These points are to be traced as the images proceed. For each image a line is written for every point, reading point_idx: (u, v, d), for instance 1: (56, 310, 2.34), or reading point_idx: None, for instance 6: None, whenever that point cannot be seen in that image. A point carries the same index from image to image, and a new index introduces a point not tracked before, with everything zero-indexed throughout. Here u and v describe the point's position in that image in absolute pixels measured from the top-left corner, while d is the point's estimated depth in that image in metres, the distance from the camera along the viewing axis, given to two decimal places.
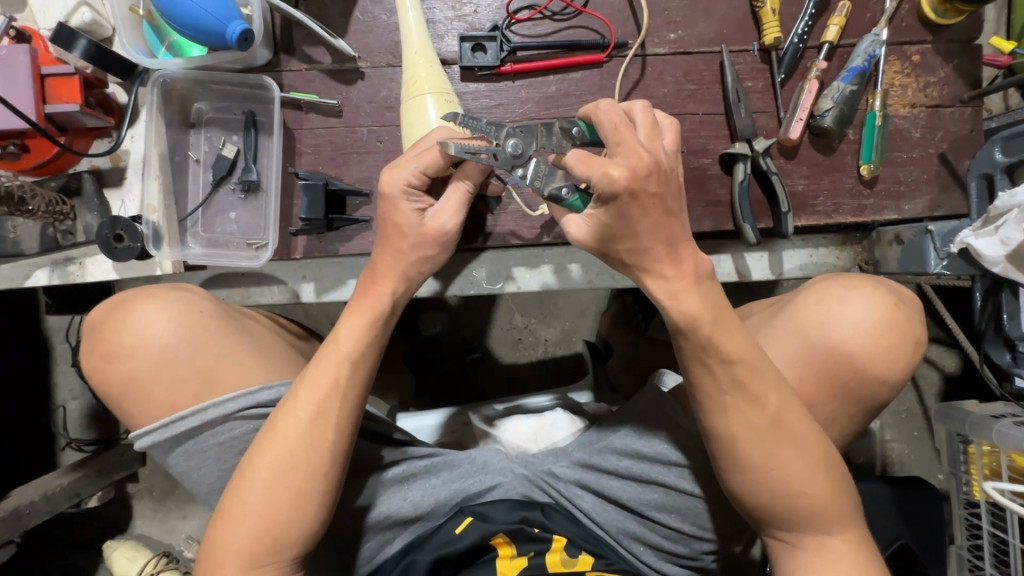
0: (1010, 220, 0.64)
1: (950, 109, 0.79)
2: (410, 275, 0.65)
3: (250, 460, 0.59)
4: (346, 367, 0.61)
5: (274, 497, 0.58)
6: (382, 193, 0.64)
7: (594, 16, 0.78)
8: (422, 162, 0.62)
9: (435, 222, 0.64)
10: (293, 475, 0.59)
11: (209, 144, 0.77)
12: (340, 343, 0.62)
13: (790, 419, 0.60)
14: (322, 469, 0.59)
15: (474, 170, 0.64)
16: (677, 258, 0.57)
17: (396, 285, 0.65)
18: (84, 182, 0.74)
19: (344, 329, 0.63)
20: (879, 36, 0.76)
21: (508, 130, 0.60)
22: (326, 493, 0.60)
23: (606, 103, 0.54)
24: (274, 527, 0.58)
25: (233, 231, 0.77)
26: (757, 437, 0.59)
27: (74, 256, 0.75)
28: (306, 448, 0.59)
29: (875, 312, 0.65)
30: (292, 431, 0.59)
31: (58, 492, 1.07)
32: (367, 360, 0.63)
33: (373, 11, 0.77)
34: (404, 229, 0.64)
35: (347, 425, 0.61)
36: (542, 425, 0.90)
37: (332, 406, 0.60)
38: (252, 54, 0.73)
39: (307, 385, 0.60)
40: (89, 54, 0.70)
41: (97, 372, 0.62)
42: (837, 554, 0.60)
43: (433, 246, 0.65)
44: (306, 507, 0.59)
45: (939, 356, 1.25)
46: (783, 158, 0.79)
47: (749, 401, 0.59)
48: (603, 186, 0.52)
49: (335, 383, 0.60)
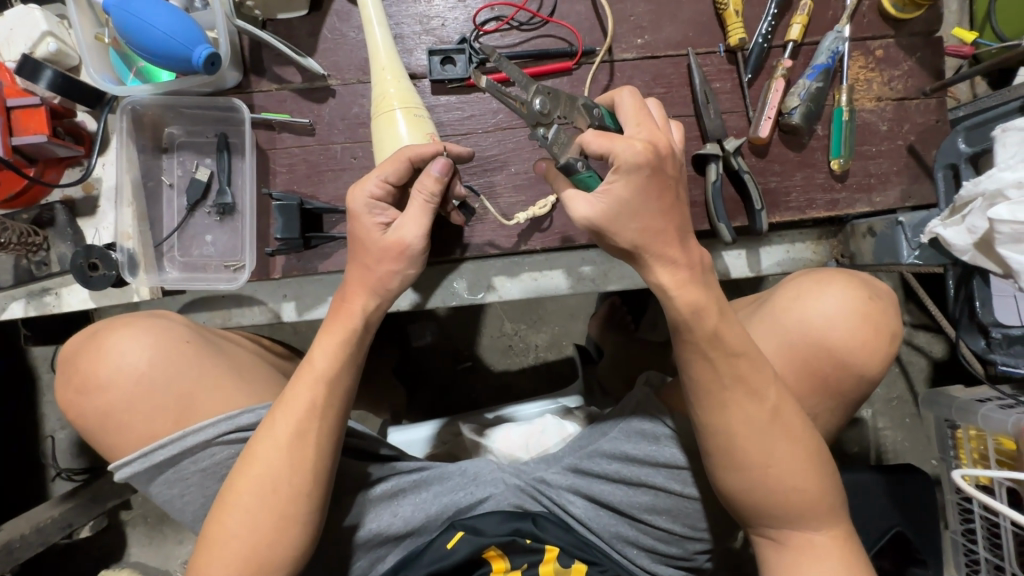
0: (976, 209, 0.65)
1: (915, 101, 0.80)
2: (382, 289, 0.63)
3: (230, 488, 0.59)
4: (321, 390, 0.60)
5: (257, 523, 0.58)
6: (347, 209, 0.63)
7: (561, 25, 0.79)
8: (382, 171, 0.62)
9: (398, 235, 0.62)
10: (274, 500, 0.58)
11: (183, 168, 0.77)
12: (315, 365, 0.61)
13: (789, 415, 0.60)
14: (305, 492, 0.59)
15: (428, 179, 0.62)
16: (645, 265, 0.57)
17: (367, 300, 0.63)
18: (56, 213, 0.73)
19: (319, 351, 0.61)
20: (842, 32, 0.78)
21: (538, 89, 0.62)
22: (310, 516, 0.59)
23: (632, 90, 0.57)
24: (258, 552, 0.58)
25: (210, 253, 0.77)
26: (745, 432, 0.60)
27: (50, 286, 0.75)
28: (286, 473, 0.58)
29: (851, 306, 0.66)
30: (272, 456, 0.58)
31: (49, 524, 1.06)
32: (343, 380, 0.62)
33: (342, 29, 0.78)
34: (370, 245, 0.62)
35: (328, 447, 0.60)
36: (533, 431, 0.91)
37: (310, 430, 0.59)
38: (221, 77, 0.74)
39: (285, 408, 0.59)
40: (56, 84, 0.70)
41: (74, 404, 0.61)
42: (822, 550, 0.61)
43: (394, 261, 0.62)
44: (290, 530, 0.59)
45: (924, 342, 1.26)
46: (755, 157, 0.80)
47: (731, 401, 0.59)
48: (628, 157, 0.52)
49: (312, 406, 0.60)
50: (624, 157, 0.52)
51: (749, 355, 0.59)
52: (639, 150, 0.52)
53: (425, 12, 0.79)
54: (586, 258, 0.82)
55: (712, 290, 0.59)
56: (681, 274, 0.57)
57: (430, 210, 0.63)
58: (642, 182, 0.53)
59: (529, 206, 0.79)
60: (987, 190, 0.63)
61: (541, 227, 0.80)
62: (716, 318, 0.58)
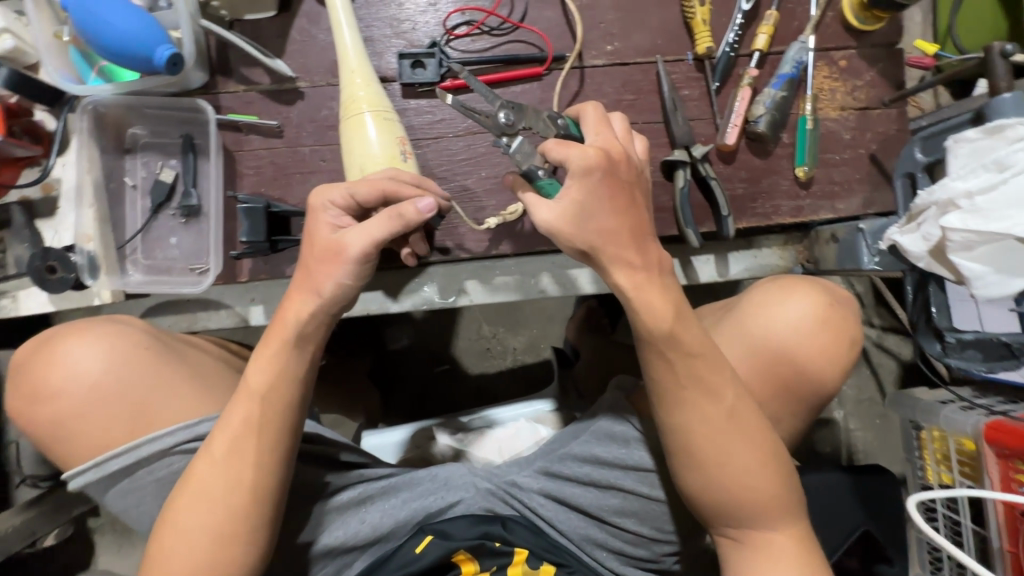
0: (930, 216, 0.66)
1: (877, 110, 0.83)
2: (325, 300, 0.57)
3: (171, 503, 0.57)
4: (257, 406, 0.57)
5: (196, 541, 0.56)
6: (308, 206, 0.59)
7: (532, 31, 0.79)
8: (354, 187, 0.59)
9: (342, 241, 0.56)
10: (211, 521, 0.56)
11: (147, 169, 0.76)
12: (250, 382, 0.58)
13: (743, 413, 0.61)
14: (243, 513, 0.57)
15: (405, 207, 0.56)
16: (604, 267, 0.58)
17: (306, 313, 0.57)
18: (13, 213, 0.71)
19: (255, 368, 0.58)
20: (806, 43, 0.79)
21: (502, 102, 0.62)
22: (251, 534, 0.57)
23: (595, 102, 0.59)
24: (199, 570, 0.56)
25: (175, 256, 0.76)
26: (704, 433, 0.61)
27: (6, 289, 0.73)
28: (223, 489, 0.56)
29: (812, 313, 0.67)
30: (210, 474, 0.57)
31: (11, 533, 1.04)
32: (281, 399, 0.58)
33: (311, 30, 0.77)
34: (320, 246, 0.57)
35: (266, 467, 0.57)
36: (508, 435, 0.94)
37: (246, 448, 0.57)
38: (185, 77, 0.73)
39: (223, 425, 0.57)
40: (10, 82, 0.67)
41: (26, 412, 0.60)
42: (780, 550, 0.62)
43: (343, 267, 0.56)
44: (230, 549, 0.57)
45: (891, 345, 1.29)
46: (722, 164, 0.81)
47: (690, 404, 0.60)
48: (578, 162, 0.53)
49: (248, 423, 0.57)
50: (574, 161, 0.54)
51: (709, 358, 0.60)
52: (593, 155, 0.53)
53: (395, 15, 0.79)
54: (557, 263, 0.83)
55: (672, 295, 0.59)
56: (638, 275, 0.58)
57: (388, 238, 0.56)
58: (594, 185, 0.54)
59: (499, 210, 0.79)
60: (940, 199, 0.65)
61: (512, 231, 0.80)
62: (676, 324, 0.59)
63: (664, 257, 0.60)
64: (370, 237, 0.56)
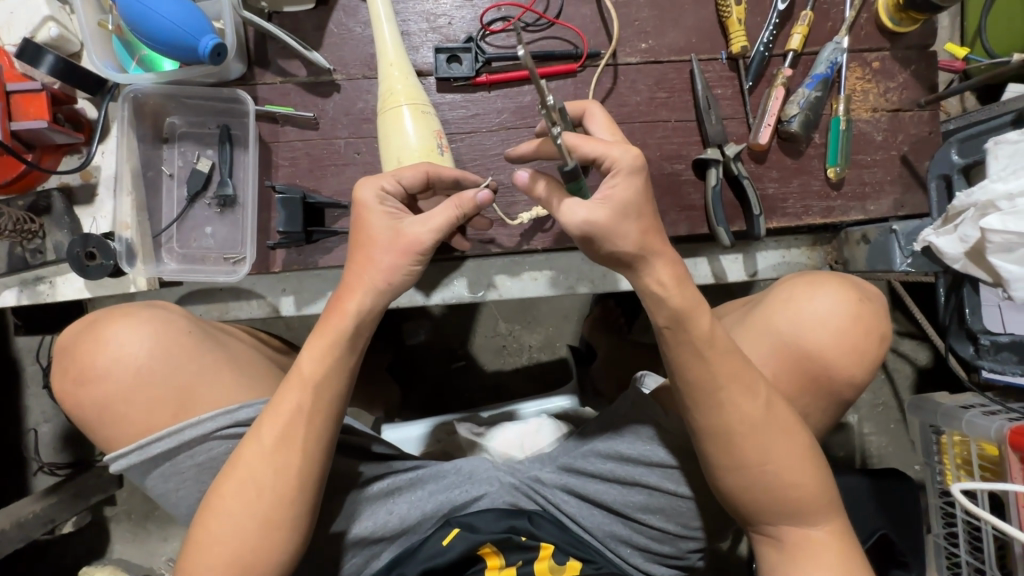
0: (969, 218, 0.67)
1: (910, 112, 0.82)
2: (377, 288, 0.58)
3: (217, 489, 0.58)
4: (309, 395, 0.58)
5: (241, 526, 0.57)
6: (354, 199, 0.59)
7: (567, 27, 0.80)
8: (398, 171, 0.61)
9: (411, 230, 0.57)
10: (258, 506, 0.57)
11: (184, 159, 0.77)
12: (302, 370, 0.58)
13: (780, 415, 0.61)
14: (290, 498, 0.57)
15: (468, 199, 0.57)
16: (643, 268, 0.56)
17: (363, 300, 0.59)
18: (53, 201, 0.72)
19: (308, 356, 0.59)
20: (841, 43, 0.79)
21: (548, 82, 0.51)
22: (296, 521, 0.58)
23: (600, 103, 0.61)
24: (244, 555, 0.57)
25: (209, 245, 0.76)
26: (745, 429, 0.60)
27: (44, 275, 0.74)
28: (271, 476, 0.57)
29: (842, 309, 0.67)
30: (258, 460, 0.57)
31: (31, 519, 1.04)
32: (333, 387, 0.59)
33: (348, 24, 0.78)
34: (376, 236, 0.58)
35: (315, 454, 0.58)
36: (529, 430, 0.91)
37: (295, 435, 0.58)
38: (225, 68, 0.73)
39: (273, 412, 0.58)
40: (56, 70, 0.69)
41: (69, 395, 0.61)
42: (820, 547, 0.62)
43: (403, 256, 0.58)
44: (275, 535, 0.57)
45: (910, 350, 1.29)
46: (754, 163, 0.81)
47: (728, 399, 0.60)
48: (628, 159, 0.52)
49: (298, 411, 0.58)
50: (623, 160, 0.52)
51: (739, 354, 0.60)
52: (636, 154, 0.52)
53: (431, 10, 0.79)
54: (586, 259, 0.83)
55: None
56: (673, 275, 0.57)
57: (454, 226, 0.59)
58: (642, 184, 0.53)
59: (531, 205, 0.79)
60: (979, 201, 0.66)
61: (544, 227, 0.80)
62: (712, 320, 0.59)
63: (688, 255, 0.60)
64: (439, 225, 0.57)
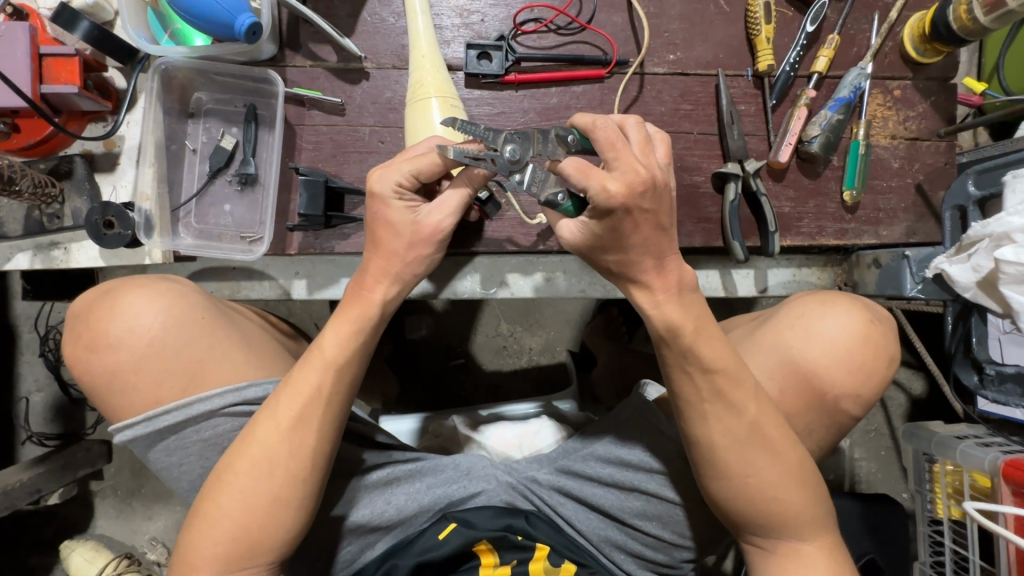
0: (982, 249, 0.69)
1: (927, 142, 0.84)
2: (403, 277, 0.63)
3: (228, 464, 0.58)
4: (330, 377, 0.59)
5: (249, 501, 0.57)
6: (370, 192, 0.61)
7: (598, 33, 0.81)
8: (416, 166, 0.60)
9: (432, 219, 0.61)
10: (268, 483, 0.57)
11: (208, 135, 0.77)
12: (324, 350, 0.60)
13: (767, 427, 0.61)
14: (302, 476, 0.58)
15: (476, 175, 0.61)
16: (644, 277, 0.57)
17: (388, 288, 0.62)
18: (75, 166, 0.72)
19: (331, 337, 0.60)
20: (865, 69, 0.80)
21: (507, 135, 0.58)
22: (304, 500, 0.58)
23: (609, 123, 0.51)
24: (248, 532, 0.56)
25: (226, 222, 0.77)
26: (726, 445, 0.60)
27: (60, 241, 0.74)
28: (284, 455, 0.57)
29: (852, 327, 0.68)
30: (271, 438, 0.57)
31: (17, 488, 1.03)
32: (351, 370, 0.60)
33: (381, 13, 0.78)
34: (399, 229, 0.62)
35: (328, 434, 0.59)
36: (527, 433, 0.90)
37: (313, 414, 0.58)
38: (258, 48, 0.73)
39: (290, 390, 0.58)
40: (91, 36, 0.69)
41: (80, 361, 0.61)
42: (810, 560, 0.62)
43: (426, 244, 0.62)
44: (281, 513, 0.57)
45: (906, 379, 1.30)
46: (771, 181, 0.82)
47: (715, 413, 0.60)
48: (599, 201, 0.50)
49: (318, 393, 0.58)
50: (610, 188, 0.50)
51: (736, 367, 0.60)
52: (625, 182, 0.50)
53: (465, 6, 0.80)
54: None
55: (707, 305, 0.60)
56: (657, 297, 0.57)
57: (467, 199, 0.63)
58: (630, 217, 0.51)
59: None
60: (995, 232, 0.68)
61: None
62: (710, 333, 0.59)
63: (686, 274, 0.58)
64: (451, 210, 0.62)
